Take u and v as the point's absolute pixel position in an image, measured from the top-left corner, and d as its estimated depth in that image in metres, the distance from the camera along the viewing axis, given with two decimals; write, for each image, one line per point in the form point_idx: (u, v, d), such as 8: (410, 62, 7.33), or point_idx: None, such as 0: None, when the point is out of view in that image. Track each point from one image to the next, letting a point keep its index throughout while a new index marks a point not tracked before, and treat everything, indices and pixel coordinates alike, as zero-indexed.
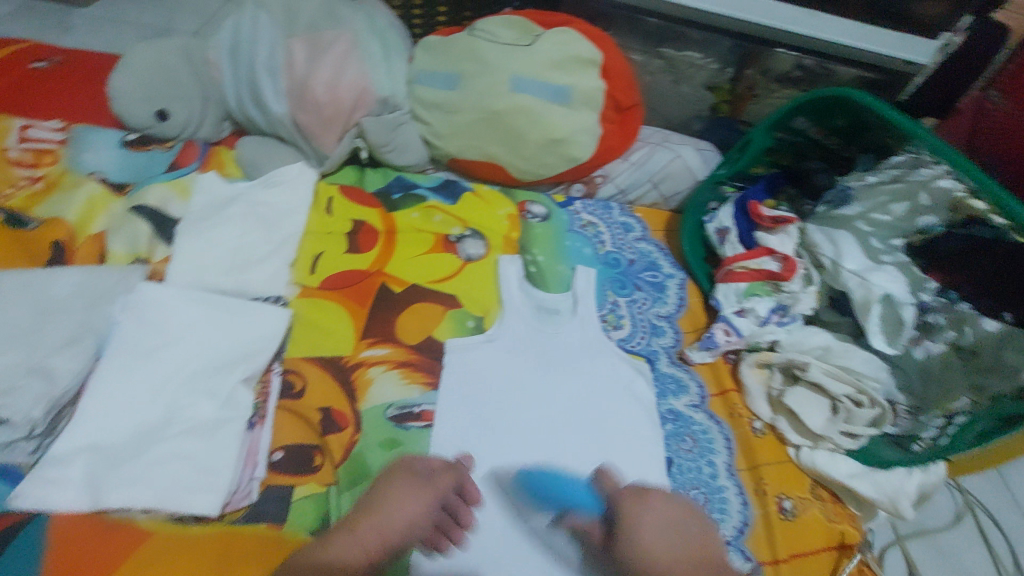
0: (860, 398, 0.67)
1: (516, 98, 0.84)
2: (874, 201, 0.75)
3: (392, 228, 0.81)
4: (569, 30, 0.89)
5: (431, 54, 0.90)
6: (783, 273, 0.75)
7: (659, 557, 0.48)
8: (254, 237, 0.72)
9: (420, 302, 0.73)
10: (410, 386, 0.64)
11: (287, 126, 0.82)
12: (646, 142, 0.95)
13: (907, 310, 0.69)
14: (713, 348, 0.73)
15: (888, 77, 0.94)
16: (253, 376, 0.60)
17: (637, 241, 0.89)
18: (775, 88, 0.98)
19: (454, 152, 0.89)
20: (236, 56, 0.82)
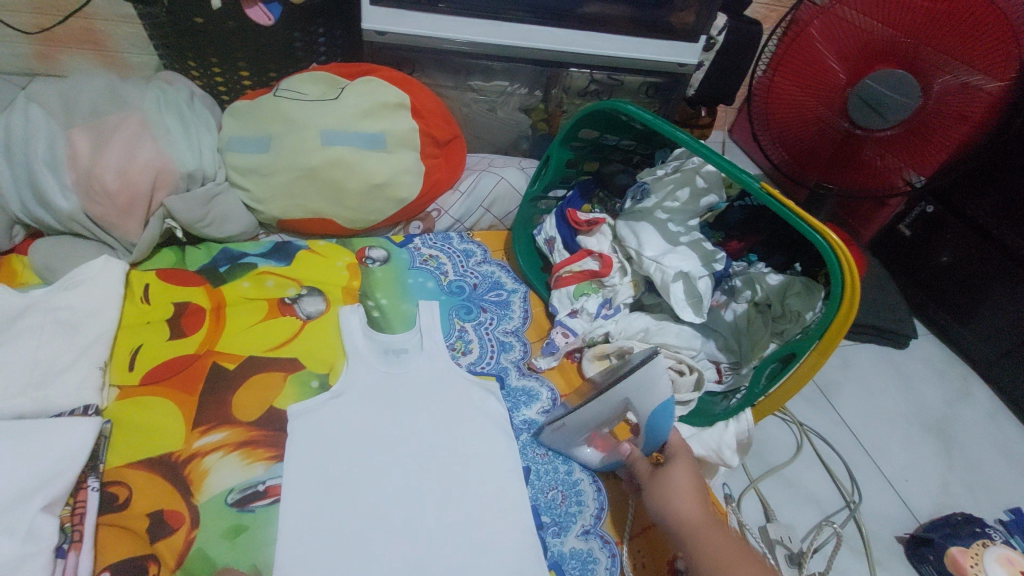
0: (681, 366, 0.74)
1: (328, 152, 0.85)
2: (664, 191, 0.83)
3: (221, 303, 0.78)
4: (374, 79, 0.92)
5: (240, 120, 0.89)
6: (602, 269, 0.83)
7: (680, 495, 0.56)
8: (54, 348, 0.66)
9: (259, 374, 0.71)
10: (252, 466, 0.62)
11: (81, 221, 0.78)
12: (472, 170, 1.00)
13: (701, 282, 0.76)
14: (555, 352, 0.79)
15: (667, 79, 1.08)
16: (57, 501, 0.54)
17: (479, 265, 0.93)
18: (580, 103, 1.11)
19: (278, 214, 0.88)
20: (11, 154, 0.76)
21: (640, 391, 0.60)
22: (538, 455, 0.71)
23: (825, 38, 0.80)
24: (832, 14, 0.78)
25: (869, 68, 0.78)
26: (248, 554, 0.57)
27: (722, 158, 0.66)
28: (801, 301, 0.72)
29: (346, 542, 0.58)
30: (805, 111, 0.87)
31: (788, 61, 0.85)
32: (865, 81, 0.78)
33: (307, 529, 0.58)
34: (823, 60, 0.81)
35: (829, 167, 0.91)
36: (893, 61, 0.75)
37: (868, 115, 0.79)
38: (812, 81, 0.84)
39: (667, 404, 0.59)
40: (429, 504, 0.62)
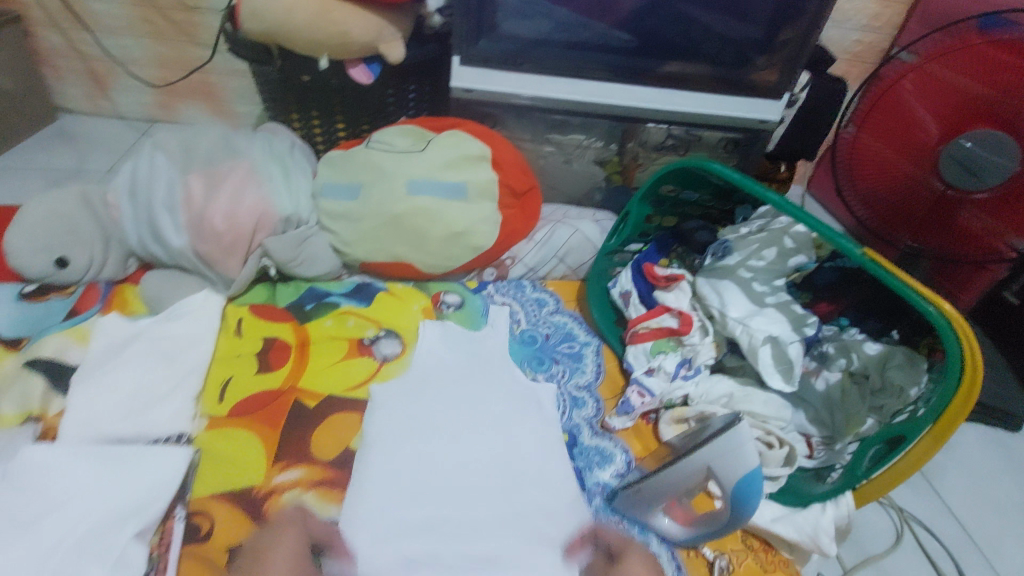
0: (770, 439, 0.69)
1: (413, 200, 0.89)
2: (748, 250, 0.82)
3: (306, 340, 0.81)
4: (459, 132, 0.97)
5: (334, 168, 0.95)
6: (681, 328, 0.79)
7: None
8: (154, 376, 0.71)
9: (337, 413, 0.72)
10: (327, 506, 0.63)
11: (188, 257, 0.84)
12: (548, 221, 1.02)
13: (793, 347, 0.71)
14: (631, 412, 0.75)
15: (748, 136, 1.06)
16: (149, 529, 0.55)
17: (551, 315, 0.92)
18: (656, 156, 1.10)
19: (363, 257, 0.92)
20: (135, 197, 0.86)
21: (722, 454, 0.58)
22: (612, 523, 0.67)
23: (913, 96, 0.80)
24: (923, 73, 0.79)
25: (964, 127, 0.76)
26: None
27: (818, 221, 0.63)
28: (903, 374, 0.67)
29: None
30: (894, 171, 0.86)
31: (877, 120, 0.86)
32: (959, 141, 0.76)
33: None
34: (912, 121, 0.81)
35: (920, 228, 0.86)
36: (992, 121, 0.73)
37: (963, 175, 0.77)
38: (900, 137, 0.83)
39: (754, 473, 0.56)
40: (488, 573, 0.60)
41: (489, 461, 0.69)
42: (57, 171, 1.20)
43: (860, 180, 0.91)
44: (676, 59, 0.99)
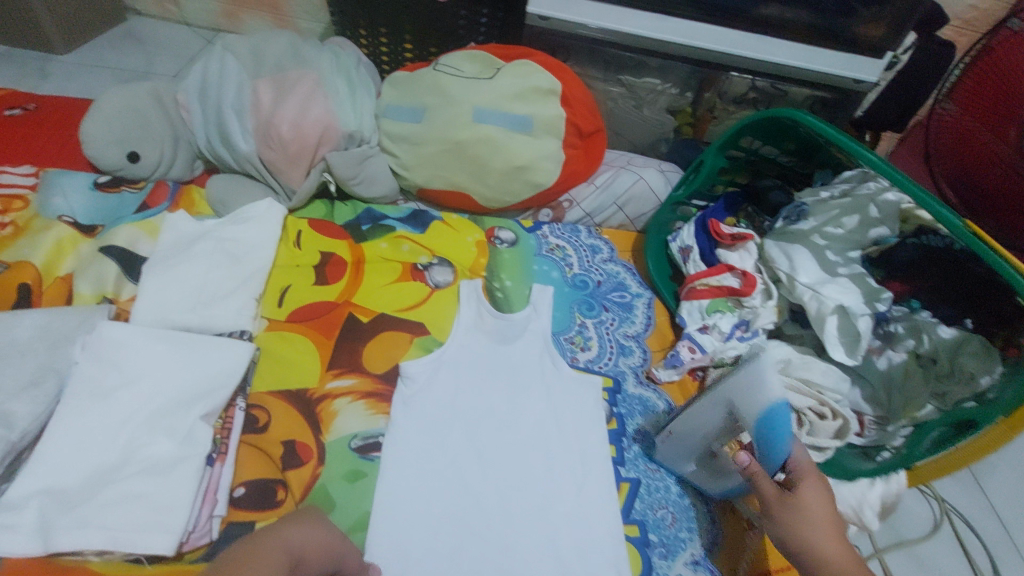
0: (823, 410, 0.67)
1: (478, 128, 0.86)
2: (826, 215, 0.76)
3: (361, 258, 0.82)
4: (529, 62, 0.92)
5: (398, 90, 0.93)
6: (743, 289, 0.76)
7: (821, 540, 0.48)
8: (220, 273, 0.73)
9: (387, 330, 0.74)
10: (375, 417, 0.65)
11: (254, 164, 0.85)
12: (610, 166, 0.98)
13: (862, 321, 0.67)
14: (679, 366, 0.73)
15: (837, 95, 0.99)
16: (215, 412, 0.57)
17: (605, 263, 0.90)
18: (733, 110, 1.04)
19: (421, 182, 0.91)
20: (205, 98, 0.86)
21: (744, 389, 0.53)
22: (651, 470, 0.67)
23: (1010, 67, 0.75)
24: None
25: None
26: (367, 499, 0.59)
27: (916, 187, 0.60)
28: (976, 361, 0.61)
29: (459, 510, 0.60)
30: (980, 146, 0.79)
31: (970, 93, 0.80)
32: None
33: (411, 499, 0.60)
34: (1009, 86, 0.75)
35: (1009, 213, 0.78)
36: None
37: None
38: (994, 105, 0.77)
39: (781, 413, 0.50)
40: (524, 499, 0.61)
41: (527, 434, 0.67)
42: (125, 72, 1.22)
43: (942, 153, 0.84)
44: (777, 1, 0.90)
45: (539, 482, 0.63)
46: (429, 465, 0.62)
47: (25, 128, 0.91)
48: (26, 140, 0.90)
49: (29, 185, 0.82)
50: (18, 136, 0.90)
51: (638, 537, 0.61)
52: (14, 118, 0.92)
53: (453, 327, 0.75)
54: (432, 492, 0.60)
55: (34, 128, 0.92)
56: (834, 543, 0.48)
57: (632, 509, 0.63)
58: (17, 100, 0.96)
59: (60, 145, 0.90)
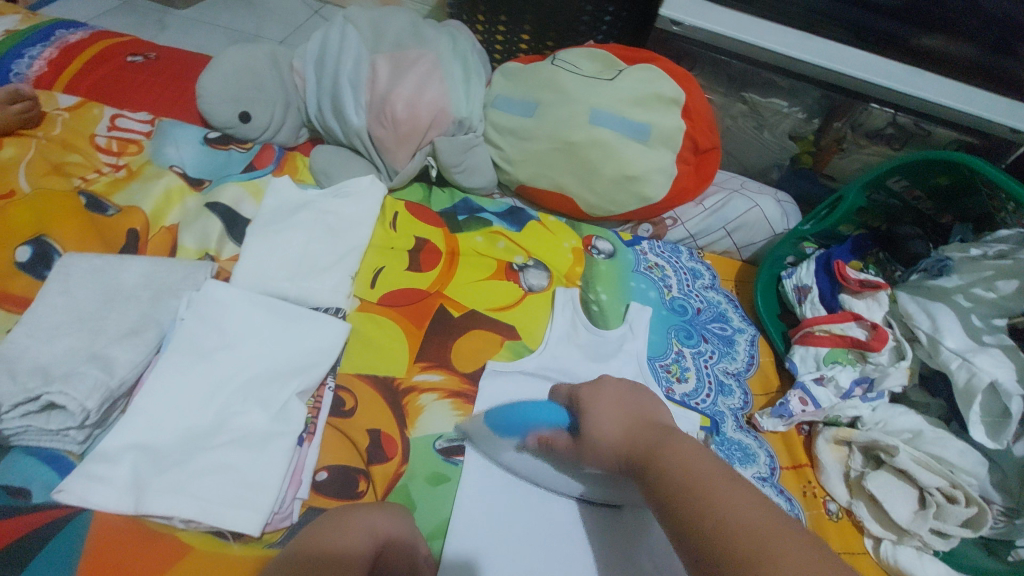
0: (953, 492, 0.60)
1: (593, 131, 0.81)
2: (976, 275, 0.67)
3: (455, 249, 0.79)
4: (654, 67, 0.87)
5: (510, 81, 0.90)
6: (871, 342, 0.69)
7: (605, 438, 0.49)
8: (320, 246, 0.71)
9: (478, 328, 0.70)
10: (461, 419, 0.62)
11: (363, 139, 0.83)
12: (722, 188, 0.91)
13: (1015, 401, 0.59)
14: (787, 417, 0.67)
15: (985, 142, 0.87)
16: (310, 389, 0.56)
17: (705, 290, 0.84)
18: (865, 145, 0.95)
19: (524, 179, 0.87)
20: (322, 67, 0.85)
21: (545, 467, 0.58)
22: None
23: None
24: None
25: None
26: (448, 506, 0.56)
27: None
28: None
29: (540, 536, 0.56)
30: None
31: None
32: None
33: (492, 513, 0.56)
34: None
35: None
36: None
37: None
38: None
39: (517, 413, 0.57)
40: (608, 534, 0.56)
41: None
42: (236, 32, 1.23)
43: None
44: (939, 32, 0.87)
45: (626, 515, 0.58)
46: (512, 481, 0.58)
47: (145, 74, 0.93)
48: (145, 87, 0.91)
49: (145, 132, 0.83)
50: (136, 83, 0.91)
51: None
52: (136, 64, 0.94)
53: (545, 336, 0.71)
54: (513, 510, 0.56)
55: (153, 76, 0.93)
56: (612, 426, 0.49)
57: None
58: (138, 47, 0.97)
59: (175, 96, 0.91)
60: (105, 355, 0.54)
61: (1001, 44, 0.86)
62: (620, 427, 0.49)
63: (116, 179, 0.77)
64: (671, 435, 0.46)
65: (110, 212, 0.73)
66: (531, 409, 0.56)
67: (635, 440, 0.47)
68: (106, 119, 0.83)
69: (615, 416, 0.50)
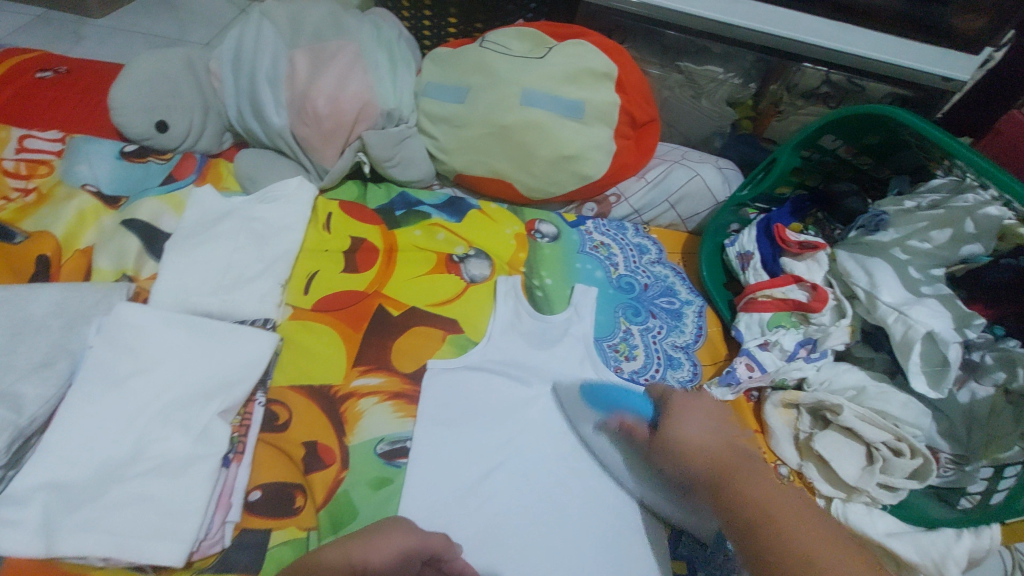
0: (899, 445, 0.60)
1: (526, 112, 0.79)
2: (910, 227, 0.67)
3: (393, 246, 0.77)
4: (584, 42, 0.85)
5: (440, 67, 0.87)
6: (811, 303, 0.69)
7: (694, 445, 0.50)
8: (247, 255, 0.68)
9: (420, 325, 0.69)
10: (403, 420, 0.60)
11: (287, 139, 0.80)
12: (662, 161, 0.90)
13: (953, 348, 0.60)
14: (735, 385, 0.66)
15: (920, 94, 0.89)
16: (232, 409, 0.54)
17: (652, 265, 0.83)
18: (802, 105, 0.94)
19: (459, 167, 0.85)
20: (239, 66, 0.81)
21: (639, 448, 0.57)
22: None
23: None
24: None
25: None
26: (392, 510, 0.54)
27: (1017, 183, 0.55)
28: None
29: (489, 531, 0.54)
30: None
31: None
32: None
33: (436, 511, 0.54)
34: None
35: None
36: None
37: None
38: None
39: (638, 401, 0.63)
40: (559, 522, 0.55)
41: (566, 450, 0.60)
42: (157, 37, 1.18)
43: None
44: None
45: (580, 500, 0.57)
46: (456, 481, 0.56)
47: (54, 90, 0.88)
48: (54, 102, 0.86)
49: (56, 152, 0.78)
50: (44, 99, 0.86)
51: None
52: (45, 79, 0.89)
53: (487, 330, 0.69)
54: (460, 508, 0.55)
55: (63, 91, 0.88)
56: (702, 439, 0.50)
57: (679, 542, 0.58)
58: (47, 62, 0.92)
59: (88, 111, 0.86)
60: (10, 393, 0.50)
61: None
62: (711, 436, 0.51)
63: (25, 205, 0.71)
64: (752, 463, 0.48)
65: (17, 240, 0.68)
66: (627, 395, 0.64)
67: (719, 455, 0.49)
68: (13, 141, 0.78)
69: (701, 424, 0.52)
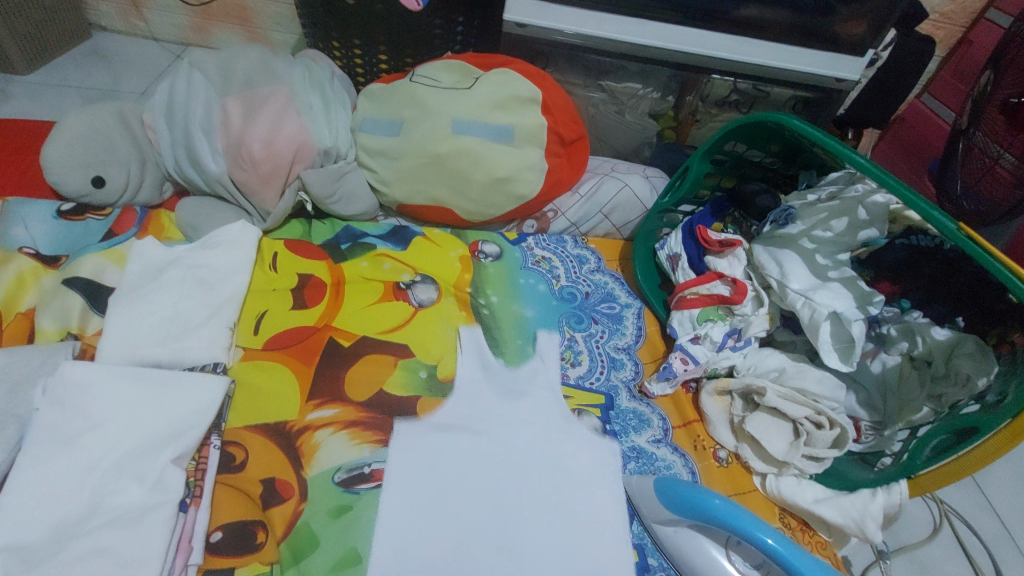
0: (820, 419, 0.66)
1: (457, 141, 0.83)
2: (814, 218, 0.74)
3: (341, 279, 0.79)
4: (508, 70, 0.90)
5: (374, 102, 0.91)
6: (733, 296, 0.74)
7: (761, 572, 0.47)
8: (193, 302, 0.69)
9: (371, 353, 0.71)
10: (359, 447, 0.62)
11: (225, 185, 0.81)
12: (594, 174, 0.96)
13: (855, 326, 0.67)
14: (672, 379, 0.72)
15: (820, 94, 0.98)
16: (186, 454, 0.55)
17: (592, 274, 0.88)
18: (716, 113, 1.03)
19: (401, 198, 0.88)
20: (171, 117, 0.82)
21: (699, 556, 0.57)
22: None
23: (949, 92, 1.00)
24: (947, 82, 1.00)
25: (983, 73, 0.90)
26: (352, 536, 0.56)
27: (885, 174, 0.61)
28: (970, 362, 0.60)
29: (449, 544, 0.56)
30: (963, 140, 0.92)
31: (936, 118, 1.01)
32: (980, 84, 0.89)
33: (396, 531, 0.57)
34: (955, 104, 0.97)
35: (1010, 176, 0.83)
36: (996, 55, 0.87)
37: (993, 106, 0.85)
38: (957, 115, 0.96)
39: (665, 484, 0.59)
40: (516, 527, 0.58)
41: (521, 459, 0.63)
42: (91, 90, 1.17)
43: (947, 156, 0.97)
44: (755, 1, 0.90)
45: (536, 503, 0.60)
46: (416, 500, 0.58)
47: None
48: None
49: None
50: None
51: (638, 562, 0.61)
52: None
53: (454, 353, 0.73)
54: (421, 527, 0.57)
55: None
56: None
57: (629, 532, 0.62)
58: None
59: (21, 172, 0.86)
60: None
61: (814, 5, 0.89)
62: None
63: None
64: None
65: None
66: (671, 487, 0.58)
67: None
68: None
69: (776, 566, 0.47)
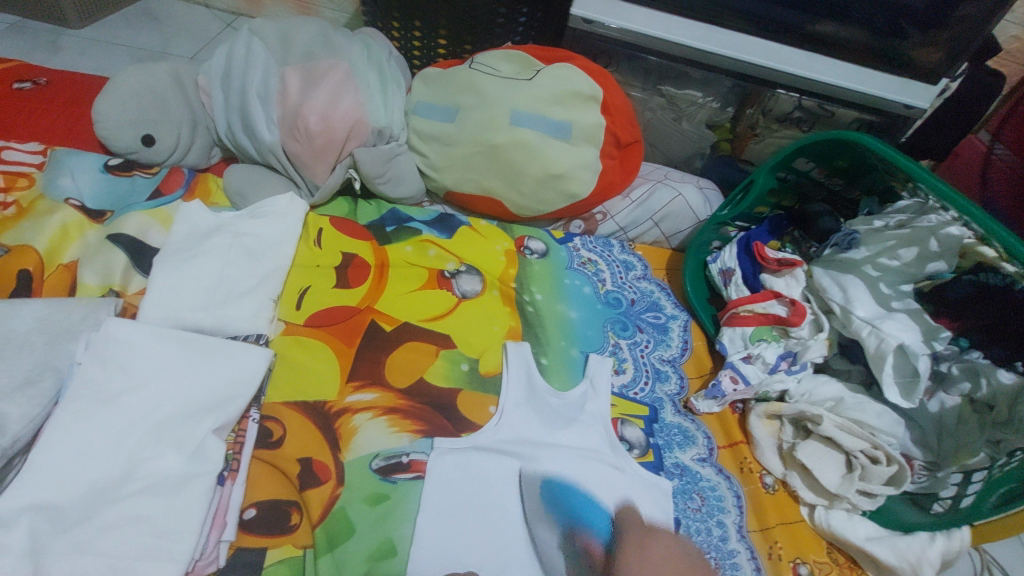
0: (876, 453, 0.63)
1: (514, 132, 0.81)
2: (880, 245, 0.70)
3: (384, 261, 0.77)
4: (570, 66, 0.88)
5: (430, 86, 0.89)
6: (791, 318, 0.72)
7: None
8: (238, 270, 0.68)
9: (414, 341, 0.69)
10: (398, 435, 0.60)
11: (277, 155, 0.80)
12: (646, 180, 0.93)
13: (922, 360, 0.64)
14: (720, 397, 0.70)
15: (887, 119, 0.94)
16: (227, 426, 0.54)
17: (638, 281, 0.86)
18: (776, 128, 0.99)
19: (450, 185, 0.86)
20: (228, 81, 0.80)
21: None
22: (691, 508, 0.62)
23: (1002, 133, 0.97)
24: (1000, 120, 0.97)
25: None
26: (388, 529, 0.54)
27: (976, 210, 0.59)
28: None
29: (486, 545, 0.54)
30: None
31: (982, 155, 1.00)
32: None
33: (432, 529, 0.54)
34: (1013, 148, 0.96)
35: None
36: None
37: None
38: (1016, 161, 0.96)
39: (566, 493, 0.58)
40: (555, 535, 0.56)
41: (561, 464, 0.60)
42: (141, 50, 1.16)
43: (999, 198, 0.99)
44: (831, 18, 0.88)
45: (578, 513, 0.57)
46: (453, 497, 0.56)
47: (35, 100, 0.86)
48: (34, 113, 0.84)
49: (37, 164, 0.76)
50: (23, 109, 0.84)
51: None
52: (24, 90, 0.87)
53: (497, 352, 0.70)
54: (458, 526, 0.54)
55: (43, 102, 0.86)
56: None
57: None
58: (27, 73, 0.91)
59: (70, 124, 0.84)
60: None
61: (892, 28, 0.87)
62: None
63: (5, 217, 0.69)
64: None
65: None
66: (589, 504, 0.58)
67: None
68: None
69: None
